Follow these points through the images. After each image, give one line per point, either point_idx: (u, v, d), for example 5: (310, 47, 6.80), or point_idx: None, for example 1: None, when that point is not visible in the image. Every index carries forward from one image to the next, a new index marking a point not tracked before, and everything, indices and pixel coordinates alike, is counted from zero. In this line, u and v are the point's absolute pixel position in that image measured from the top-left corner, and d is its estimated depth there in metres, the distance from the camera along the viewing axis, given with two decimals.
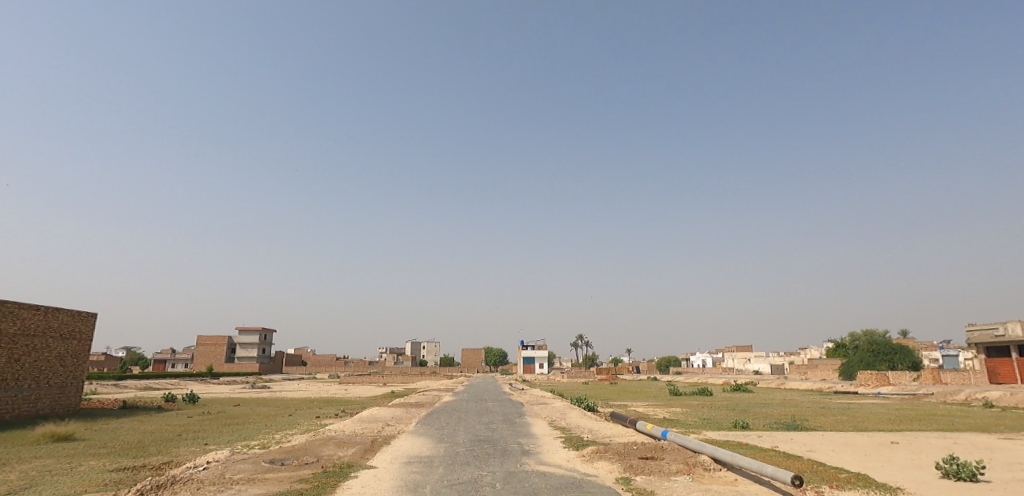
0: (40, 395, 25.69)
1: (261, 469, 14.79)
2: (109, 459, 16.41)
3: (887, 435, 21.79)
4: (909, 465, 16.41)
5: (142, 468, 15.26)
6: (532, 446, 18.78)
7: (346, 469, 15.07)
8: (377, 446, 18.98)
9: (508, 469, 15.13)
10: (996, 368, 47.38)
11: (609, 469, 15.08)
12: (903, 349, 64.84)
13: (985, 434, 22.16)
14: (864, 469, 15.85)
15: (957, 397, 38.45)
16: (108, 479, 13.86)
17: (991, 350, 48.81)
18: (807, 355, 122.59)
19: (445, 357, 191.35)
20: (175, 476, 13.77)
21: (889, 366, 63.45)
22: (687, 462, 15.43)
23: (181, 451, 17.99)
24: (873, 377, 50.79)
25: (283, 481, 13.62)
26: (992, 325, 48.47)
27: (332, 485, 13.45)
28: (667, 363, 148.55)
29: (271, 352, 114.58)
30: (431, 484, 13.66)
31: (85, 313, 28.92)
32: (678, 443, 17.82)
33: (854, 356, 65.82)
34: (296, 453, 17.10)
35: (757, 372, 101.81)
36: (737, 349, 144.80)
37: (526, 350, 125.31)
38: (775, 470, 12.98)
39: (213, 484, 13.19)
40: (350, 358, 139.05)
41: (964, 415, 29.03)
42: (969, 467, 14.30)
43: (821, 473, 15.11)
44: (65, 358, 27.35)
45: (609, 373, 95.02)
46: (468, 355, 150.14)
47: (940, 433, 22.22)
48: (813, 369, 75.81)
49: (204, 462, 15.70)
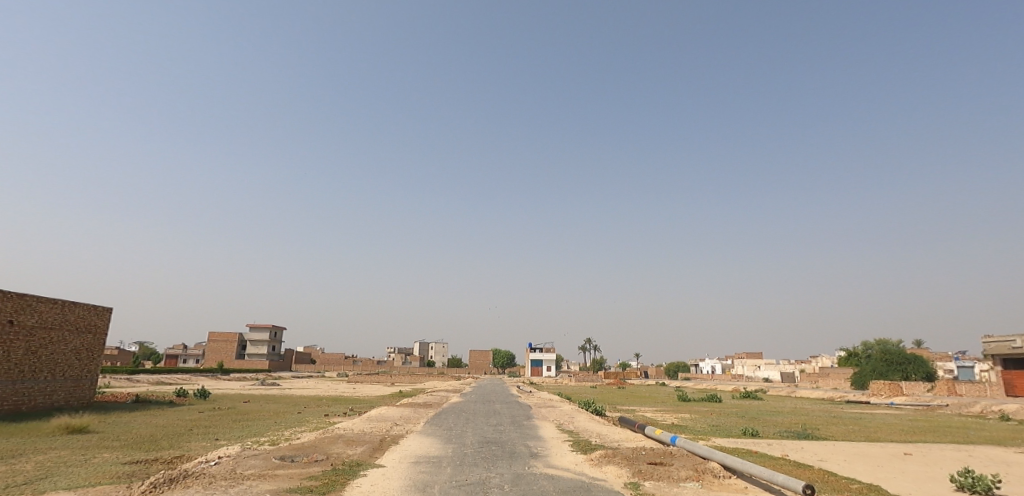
0: (56, 388, 26.03)
1: (272, 465, 14.91)
2: (122, 452, 16.60)
3: (901, 446, 21.52)
4: (922, 477, 16.19)
5: (153, 461, 15.43)
6: (541, 449, 18.70)
7: (356, 467, 15.16)
8: (385, 445, 18.98)
9: (516, 471, 15.09)
10: (1013, 380, 46.67)
11: (617, 474, 15.02)
12: (917, 360, 63.86)
13: (1001, 448, 21.82)
14: (875, 479, 15.68)
15: (972, 409, 37.90)
16: (122, 472, 14.03)
17: (1008, 362, 48.02)
18: (819, 362, 121.55)
19: (453, 358, 191.69)
20: (187, 470, 13.89)
21: (902, 376, 62.66)
22: (697, 469, 15.33)
23: (192, 445, 18.14)
24: (886, 387, 50.29)
25: (293, 478, 13.70)
26: (1009, 337, 47.67)
27: (341, 483, 13.53)
28: (675, 368, 147.68)
29: (281, 349, 115.47)
30: (440, 484, 13.68)
31: (101, 307, 29.30)
32: (687, 448, 17.69)
33: (867, 365, 65.12)
34: (306, 450, 17.22)
35: (768, 380, 101.08)
36: (746, 356, 143.59)
37: (534, 353, 125.32)
38: (786, 479, 12.81)
39: (224, 478, 13.31)
40: (359, 358, 139.69)
41: (978, 428, 28.59)
42: (984, 481, 14.03)
43: (832, 483, 14.96)
44: (81, 352, 27.72)
45: (617, 378, 95.03)
46: (477, 356, 150.06)
47: (954, 446, 21.91)
48: (824, 378, 75.19)
49: (216, 456, 15.83)
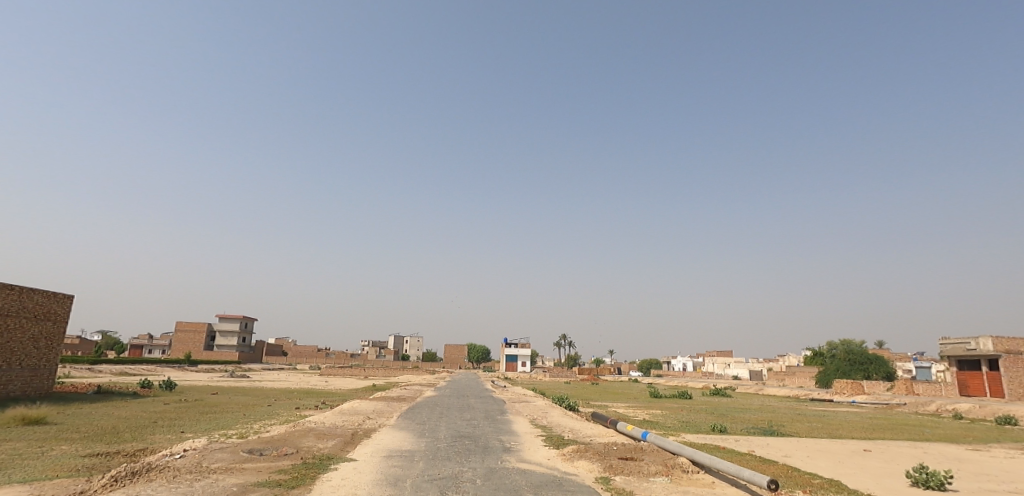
0: (12, 377, 25.11)
1: (240, 459, 14.61)
2: (82, 445, 16.05)
3: (861, 443, 22.18)
4: (880, 473, 16.64)
5: (115, 454, 14.97)
6: (514, 443, 18.73)
7: (326, 462, 14.90)
8: (357, 439, 18.79)
9: (488, 465, 15.09)
10: (967, 381, 48.60)
11: (589, 469, 15.12)
12: (880, 360, 65.89)
13: (954, 445, 22.69)
14: (836, 475, 16.09)
15: (928, 407, 39.29)
16: (81, 465, 13.56)
17: (962, 363, 49.77)
18: (785, 361, 124.72)
19: (427, 351, 190.98)
20: (151, 463, 13.52)
21: (864, 375, 64.68)
22: (666, 464, 15.52)
23: (157, 438, 17.68)
24: (849, 385, 51.88)
25: (262, 471, 13.47)
26: (965, 339, 49.38)
27: (311, 477, 13.32)
28: (648, 365, 149.96)
29: (252, 341, 113.46)
30: (411, 479, 13.57)
31: (62, 294, 28.38)
32: (658, 444, 17.90)
33: (831, 364, 67.01)
34: (276, 444, 16.90)
35: (737, 377, 103.51)
36: (716, 354, 146.36)
37: (509, 348, 125.46)
38: (752, 474, 13.02)
39: (190, 472, 12.99)
40: (332, 350, 138.32)
41: (934, 425, 29.62)
42: (937, 476, 14.56)
43: (795, 478, 15.32)
44: (39, 340, 26.78)
45: (591, 374, 96.05)
46: (451, 351, 149.63)
47: (911, 443, 22.67)
48: (791, 376, 77.22)
49: (181, 449, 15.44)
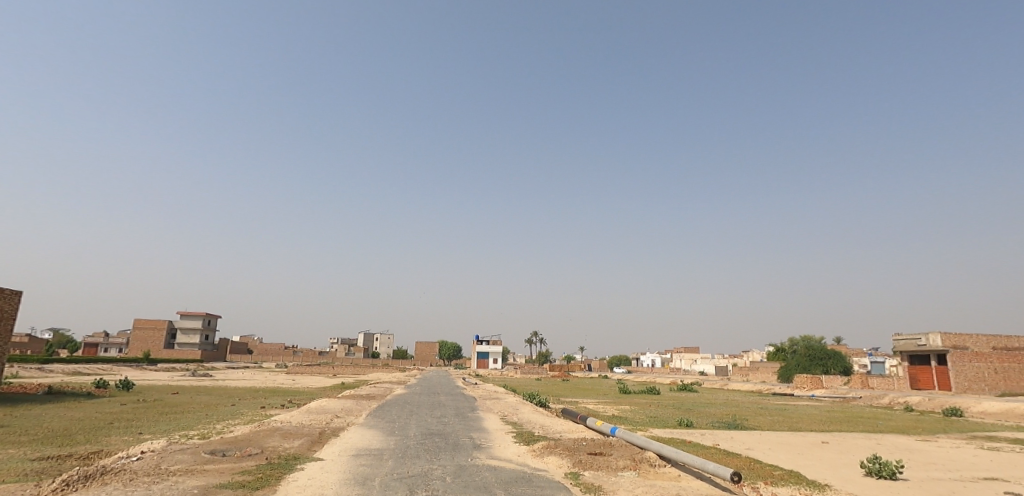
0: None
1: (202, 460, 14.15)
2: (31, 448, 15.32)
3: (820, 435, 22.83)
4: (837, 463, 17.15)
5: (67, 457, 14.33)
6: (484, 440, 18.63)
7: (292, 462, 14.54)
8: (325, 438, 18.41)
9: (458, 463, 14.95)
10: (917, 375, 50.58)
11: (558, 464, 15.13)
12: (838, 355, 68.04)
13: (906, 436, 23.57)
14: (796, 466, 16.49)
15: (881, 400, 40.74)
16: (30, 469, 12.93)
17: (914, 357, 51.76)
18: (750, 357, 127.96)
19: (397, 349, 189.00)
20: (105, 466, 12.96)
21: (823, 370, 66.73)
22: (634, 458, 15.64)
23: (112, 440, 16.99)
24: (808, 379, 53.41)
25: (224, 473, 13.07)
26: (916, 335, 51.31)
27: (276, 477, 12.97)
28: (617, 361, 151.73)
29: (215, 338, 110.49)
30: (380, 477, 13.34)
31: (9, 291, 27.06)
32: (626, 439, 18.04)
33: (792, 360, 68.89)
34: (239, 444, 16.44)
35: (704, 373, 105.73)
36: (683, 350, 148.96)
37: (480, 345, 125.29)
38: (716, 467, 13.23)
39: (147, 475, 12.49)
40: (299, 348, 135.82)
41: (888, 418, 30.72)
42: (889, 466, 15.08)
43: (757, 470, 15.65)
44: None
45: (562, 370, 96.63)
46: (421, 348, 148.59)
47: (865, 434, 23.46)
48: (754, 371, 79.15)
49: (138, 451, 14.86)
